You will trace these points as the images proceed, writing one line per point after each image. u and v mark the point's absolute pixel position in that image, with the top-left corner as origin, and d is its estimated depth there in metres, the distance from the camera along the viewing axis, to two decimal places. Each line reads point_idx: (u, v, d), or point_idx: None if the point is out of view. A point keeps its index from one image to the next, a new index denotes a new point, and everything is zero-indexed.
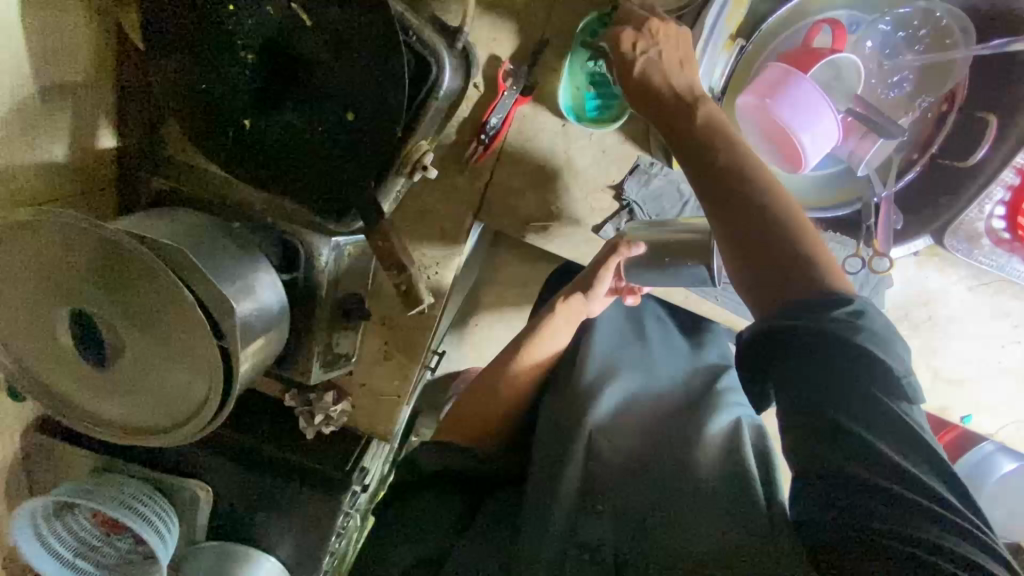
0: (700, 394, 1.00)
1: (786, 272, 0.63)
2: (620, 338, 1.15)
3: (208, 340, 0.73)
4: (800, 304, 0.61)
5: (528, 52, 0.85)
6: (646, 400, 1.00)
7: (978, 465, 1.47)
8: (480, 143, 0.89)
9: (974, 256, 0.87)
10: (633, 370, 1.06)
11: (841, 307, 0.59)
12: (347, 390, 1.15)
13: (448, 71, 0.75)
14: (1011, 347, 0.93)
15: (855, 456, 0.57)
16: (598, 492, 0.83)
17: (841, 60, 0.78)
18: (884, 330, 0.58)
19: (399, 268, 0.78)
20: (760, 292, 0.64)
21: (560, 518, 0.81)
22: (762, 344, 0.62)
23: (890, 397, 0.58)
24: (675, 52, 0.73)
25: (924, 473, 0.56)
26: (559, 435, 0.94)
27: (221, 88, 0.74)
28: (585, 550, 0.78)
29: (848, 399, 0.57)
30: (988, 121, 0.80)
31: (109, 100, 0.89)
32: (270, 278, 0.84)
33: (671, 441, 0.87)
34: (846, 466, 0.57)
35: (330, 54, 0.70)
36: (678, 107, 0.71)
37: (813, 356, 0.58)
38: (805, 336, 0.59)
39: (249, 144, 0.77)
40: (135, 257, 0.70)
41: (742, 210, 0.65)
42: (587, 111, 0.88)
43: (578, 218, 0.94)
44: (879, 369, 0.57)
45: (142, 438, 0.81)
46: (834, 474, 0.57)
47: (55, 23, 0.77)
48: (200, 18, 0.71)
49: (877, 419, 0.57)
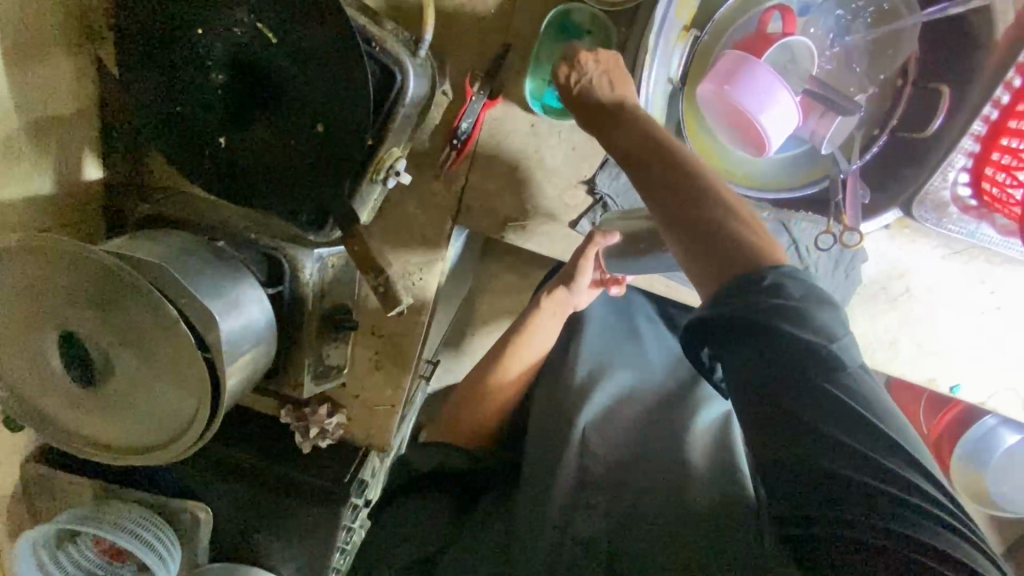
0: (688, 386, 1.05)
1: (723, 253, 0.65)
2: (609, 334, 1.17)
3: (195, 357, 0.75)
4: (734, 285, 0.62)
5: (494, 57, 0.87)
6: (639, 391, 1.04)
7: (978, 439, 1.49)
8: (453, 147, 0.91)
9: (944, 225, 0.87)
10: (622, 366, 1.09)
11: (782, 289, 0.60)
12: (340, 402, 1.18)
13: (413, 78, 0.77)
14: (991, 314, 0.95)
15: (822, 450, 0.57)
16: (593, 485, 0.84)
17: (793, 43, 0.81)
18: (815, 305, 0.60)
19: (376, 270, 0.76)
20: (713, 282, 0.65)
21: (557, 510, 0.81)
22: (718, 344, 0.63)
23: (836, 381, 0.59)
24: (606, 80, 0.76)
25: (892, 461, 0.57)
26: (551, 431, 0.94)
27: (195, 109, 0.76)
28: (581, 544, 0.77)
29: (797, 387, 0.59)
30: (943, 90, 0.82)
31: (93, 133, 0.92)
32: (254, 294, 0.86)
33: (660, 436, 0.90)
34: (818, 461, 0.57)
35: (297, 69, 0.72)
36: (611, 118, 0.75)
37: (754, 340, 0.60)
38: (744, 325, 0.60)
39: (227, 165, 0.79)
40: (120, 280, 0.72)
41: (678, 202, 0.68)
42: (548, 102, 0.89)
43: (554, 216, 0.96)
44: (816, 350, 0.58)
45: (133, 457, 0.82)
46: (804, 468, 0.58)
47: (36, 60, 0.80)
48: (172, 44, 0.73)
49: (832, 407, 0.58)
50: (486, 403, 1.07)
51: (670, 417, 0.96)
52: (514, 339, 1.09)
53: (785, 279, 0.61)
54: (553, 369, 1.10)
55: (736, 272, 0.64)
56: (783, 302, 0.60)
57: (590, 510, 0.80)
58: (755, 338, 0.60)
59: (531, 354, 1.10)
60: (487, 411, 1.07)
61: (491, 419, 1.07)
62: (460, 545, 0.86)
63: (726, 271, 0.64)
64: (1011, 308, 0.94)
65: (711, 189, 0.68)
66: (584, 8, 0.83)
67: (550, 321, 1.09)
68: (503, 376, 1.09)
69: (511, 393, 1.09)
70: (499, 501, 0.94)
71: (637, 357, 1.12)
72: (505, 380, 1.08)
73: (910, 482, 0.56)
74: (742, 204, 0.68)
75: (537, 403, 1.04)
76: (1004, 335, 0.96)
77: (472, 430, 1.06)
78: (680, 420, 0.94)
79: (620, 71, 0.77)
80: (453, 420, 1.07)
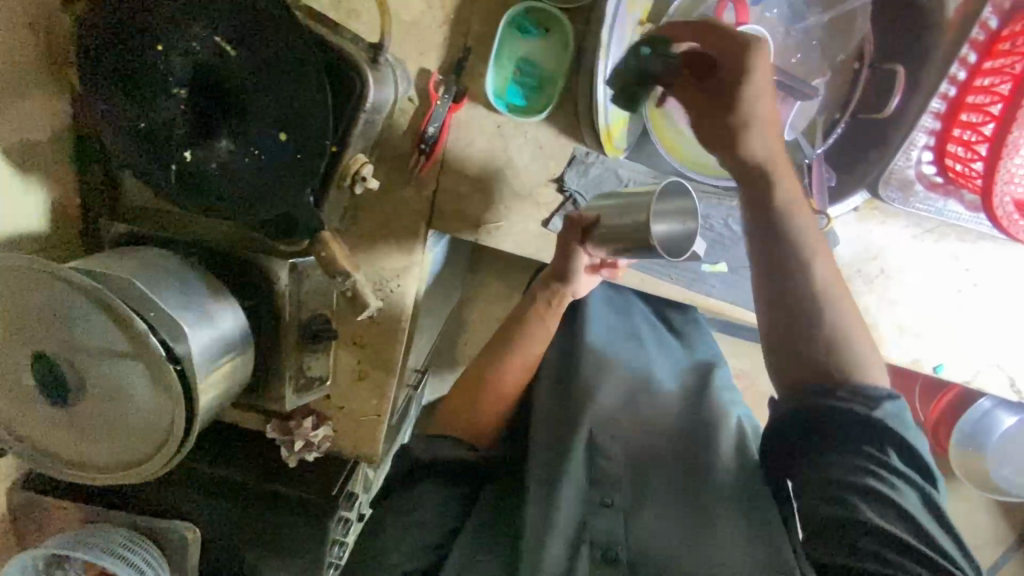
0: (701, 389, 1.01)
1: (821, 357, 0.79)
2: (613, 333, 1.14)
3: (162, 364, 0.73)
4: (816, 385, 0.78)
5: (455, 59, 0.87)
6: (659, 396, 0.98)
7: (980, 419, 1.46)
8: (422, 152, 0.92)
9: (911, 204, 0.88)
10: (625, 360, 1.05)
11: (886, 404, 0.74)
12: (326, 414, 1.18)
13: (373, 84, 0.77)
14: (968, 291, 0.95)
15: (862, 494, 0.70)
16: (606, 486, 0.83)
17: (748, 33, 0.82)
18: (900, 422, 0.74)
19: (344, 274, 0.82)
20: (804, 373, 0.79)
21: (572, 510, 0.79)
22: (795, 421, 0.79)
23: (904, 475, 0.72)
24: (757, 77, 0.75)
25: (933, 531, 0.68)
26: (555, 432, 0.91)
27: (157, 127, 0.74)
28: (597, 548, 0.76)
29: (845, 449, 0.75)
30: (897, 73, 0.81)
31: (65, 157, 0.93)
32: (230, 309, 0.88)
33: (672, 452, 0.86)
34: (821, 475, 0.74)
35: (257, 80, 0.72)
36: (753, 173, 0.80)
37: (825, 423, 0.76)
38: (827, 417, 0.76)
39: (189, 181, 0.76)
40: (80, 294, 0.72)
41: (790, 285, 0.80)
42: (513, 101, 0.90)
43: (526, 215, 0.97)
44: (891, 444, 0.73)
45: (112, 476, 0.82)
46: (838, 494, 0.72)
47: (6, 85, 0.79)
48: (130, 63, 0.71)
49: (888, 482, 0.71)
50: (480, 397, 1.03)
51: (685, 428, 0.91)
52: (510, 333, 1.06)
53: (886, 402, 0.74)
54: (537, 371, 1.09)
55: (817, 372, 0.78)
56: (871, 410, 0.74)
57: (609, 508, 0.80)
58: (826, 422, 0.76)
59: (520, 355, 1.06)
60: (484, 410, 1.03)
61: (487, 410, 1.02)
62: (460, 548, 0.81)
63: (811, 371, 0.79)
64: (988, 284, 0.94)
65: (805, 270, 0.80)
66: (539, 5, 0.83)
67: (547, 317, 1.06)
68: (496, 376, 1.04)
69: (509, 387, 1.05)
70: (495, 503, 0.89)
71: (626, 350, 1.10)
72: (501, 379, 1.04)
73: (935, 541, 0.68)
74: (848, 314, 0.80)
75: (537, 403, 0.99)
76: (984, 311, 0.95)
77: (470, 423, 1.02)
78: (698, 430, 0.90)
79: (744, 65, 0.74)
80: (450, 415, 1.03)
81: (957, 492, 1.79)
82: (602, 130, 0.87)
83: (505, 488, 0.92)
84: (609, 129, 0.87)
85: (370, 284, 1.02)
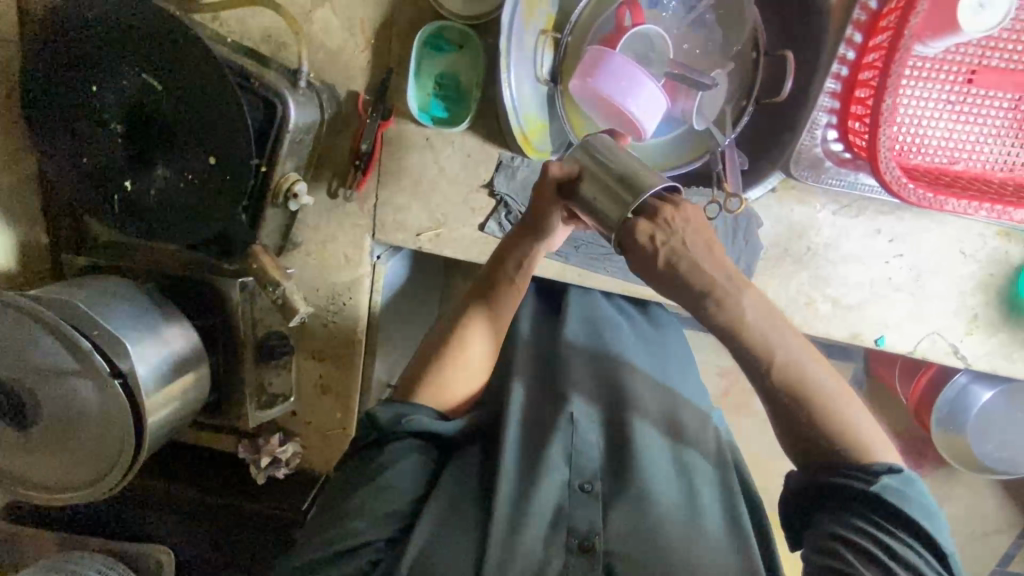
0: (681, 402, 0.93)
1: (816, 444, 0.70)
2: (590, 326, 1.01)
3: (106, 382, 0.78)
4: (834, 467, 0.69)
5: (380, 79, 0.93)
6: (640, 391, 0.91)
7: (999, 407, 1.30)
8: (357, 168, 0.96)
9: (824, 181, 0.90)
10: (605, 355, 0.96)
11: (884, 478, 0.67)
12: (291, 429, 1.21)
13: (293, 106, 0.83)
14: (894, 262, 0.97)
15: (854, 550, 0.65)
16: (586, 470, 0.81)
17: (647, 33, 0.88)
18: (924, 506, 0.66)
19: (274, 285, 0.88)
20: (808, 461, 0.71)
21: (551, 496, 0.77)
22: (805, 490, 0.71)
23: (917, 543, 0.65)
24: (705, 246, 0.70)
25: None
26: (537, 418, 0.86)
27: (101, 158, 0.82)
28: (575, 539, 0.74)
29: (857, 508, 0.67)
30: (787, 56, 0.84)
31: (33, 203, 1.00)
32: (180, 328, 0.92)
33: (657, 450, 0.83)
34: (821, 524, 0.68)
35: (183, 111, 0.78)
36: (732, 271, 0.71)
37: (838, 493, 0.68)
38: (840, 490, 0.68)
39: (136, 207, 0.85)
40: (25, 318, 0.77)
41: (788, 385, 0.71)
42: (435, 114, 0.95)
43: (463, 221, 1.01)
44: (912, 523, 0.65)
45: (70, 495, 0.86)
46: (833, 546, 0.66)
47: None
48: (74, 105, 0.80)
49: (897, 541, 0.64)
50: (447, 378, 0.85)
51: (672, 432, 0.87)
52: (473, 308, 0.88)
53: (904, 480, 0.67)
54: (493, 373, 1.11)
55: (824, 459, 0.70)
56: (894, 487, 0.66)
57: (588, 495, 0.78)
58: (838, 494, 0.68)
59: (490, 330, 0.88)
60: (453, 386, 0.86)
61: (458, 387, 0.86)
62: (433, 514, 0.74)
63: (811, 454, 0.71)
64: (913, 254, 0.96)
65: (815, 377, 0.71)
66: (449, 24, 0.89)
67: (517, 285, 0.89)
68: (463, 352, 0.86)
69: (480, 366, 0.88)
70: (471, 464, 0.81)
71: (603, 334, 1.00)
72: (469, 359, 0.86)
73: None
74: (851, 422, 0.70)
75: (514, 391, 0.88)
76: (913, 281, 0.98)
77: (438, 397, 0.85)
78: (681, 434, 0.87)
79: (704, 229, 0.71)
80: (412, 381, 0.86)
81: (956, 478, 1.74)
82: (518, 134, 0.91)
83: (482, 450, 0.83)
84: (524, 132, 0.91)
85: (327, 297, 1.08)
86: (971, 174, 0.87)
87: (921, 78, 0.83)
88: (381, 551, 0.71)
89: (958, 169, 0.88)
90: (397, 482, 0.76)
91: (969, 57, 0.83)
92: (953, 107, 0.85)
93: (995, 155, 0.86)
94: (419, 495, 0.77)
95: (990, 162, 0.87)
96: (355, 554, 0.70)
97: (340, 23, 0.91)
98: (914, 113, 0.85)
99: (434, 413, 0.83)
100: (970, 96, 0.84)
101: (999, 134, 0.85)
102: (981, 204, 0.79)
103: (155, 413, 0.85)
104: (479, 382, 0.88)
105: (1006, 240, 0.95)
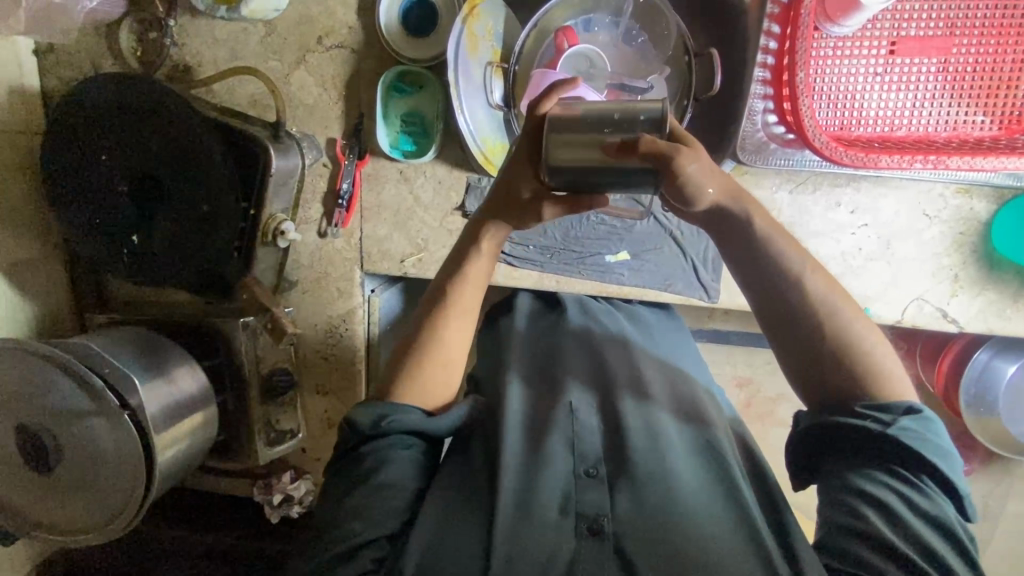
0: (679, 379, 0.95)
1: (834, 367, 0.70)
2: (591, 314, 1.05)
3: (117, 412, 0.84)
4: (838, 403, 0.70)
5: (353, 125, 1.04)
6: (649, 379, 0.92)
7: None
8: (340, 207, 1.06)
9: (771, 162, 0.94)
10: (594, 339, 0.99)
11: (901, 419, 0.65)
12: (303, 469, 1.22)
13: (274, 154, 0.96)
14: (860, 232, 0.99)
15: (872, 503, 0.62)
16: (589, 457, 0.79)
17: (585, 52, 0.96)
18: (940, 445, 0.66)
19: (263, 311, 1.03)
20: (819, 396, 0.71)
21: (556, 485, 0.75)
22: (819, 435, 0.69)
23: (933, 485, 0.64)
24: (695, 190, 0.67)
25: (944, 547, 0.60)
26: (537, 410, 0.87)
27: (108, 217, 0.93)
28: (584, 521, 0.71)
29: (873, 453, 0.66)
30: (713, 54, 0.92)
31: (58, 273, 1.12)
32: (189, 367, 0.98)
33: (664, 431, 0.82)
34: (837, 473, 0.67)
35: (177, 169, 0.90)
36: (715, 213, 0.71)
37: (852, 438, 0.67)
38: (852, 434, 0.66)
39: (140, 257, 0.95)
40: (42, 357, 0.84)
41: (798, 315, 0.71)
42: (405, 148, 1.04)
43: (442, 243, 1.08)
44: (926, 464, 0.64)
45: (89, 536, 0.90)
46: (847, 494, 0.65)
47: (16, 214, 1.01)
48: (87, 177, 0.92)
49: (908, 488, 0.63)
50: (425, 367, 0.80)
51: (677, 404, 0.89)
52: (453, 288, 0.82)
53: (916, 417, 0.66)
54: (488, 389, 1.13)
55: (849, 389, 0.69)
56: (908, 427, 0.65)
57: (594, 480, 0.76)
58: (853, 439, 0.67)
59: (466, 318, 0.82)
60: (433, 383, 0.80)
61: (440, 378, 0.80)
62: (439, 506, 0.72)
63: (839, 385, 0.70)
64: (877, 222, 0.98)
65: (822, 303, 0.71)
66: (406, 69, 0.99)
67: (484, 273, 0.83)
68: (442, 345, 0.81)
69: (458, 354, 0.82)
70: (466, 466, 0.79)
71: (600, 321, 1.03)
72: (449, 354, 0.81)
73: (935, 546, 0.60)
74: (870, 350, 0.70)
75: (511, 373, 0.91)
76: (883, 250, 0.99)
77: (420, 392, 0.79)
78: (687, 409, 0.88)
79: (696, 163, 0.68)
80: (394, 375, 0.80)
81: None
82: (478, 156, 0.98)
83: (480, 447, 0.82)
84: (483, 153, 0.99)
85: (324, 332, 1.14)
86: (915, 137, 0.90)
87: (843, 55, 0.89)
88: (386, 550, 0.67)
89: (901, 134, 0.91)
90: (397, 477, 0.71)
91: (886, 31, 0.88)
92: (883, 78, 0.89)
93: (934, 116, 0.90)
94: (427, 488, 0.75)
95: (932, 124, 0.90)
96: (365, 551, 0.66)
97: (315, 81, 1.03)
98: (844, 88, 0.90)
99: (421, 411, 0.77)
100: (897, 66, 0.89)
101: (933, 97, 0.89)
102: (914, 156, 0.85)
103: (161, 452, 0.90)
104: (459, 375, 0.82)
105: (967, 197, 0.96)
